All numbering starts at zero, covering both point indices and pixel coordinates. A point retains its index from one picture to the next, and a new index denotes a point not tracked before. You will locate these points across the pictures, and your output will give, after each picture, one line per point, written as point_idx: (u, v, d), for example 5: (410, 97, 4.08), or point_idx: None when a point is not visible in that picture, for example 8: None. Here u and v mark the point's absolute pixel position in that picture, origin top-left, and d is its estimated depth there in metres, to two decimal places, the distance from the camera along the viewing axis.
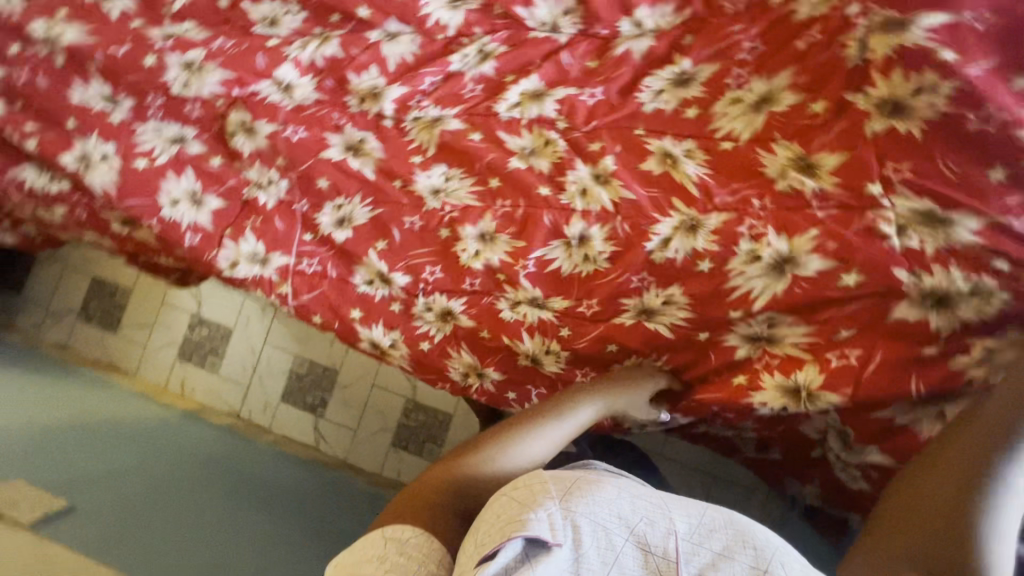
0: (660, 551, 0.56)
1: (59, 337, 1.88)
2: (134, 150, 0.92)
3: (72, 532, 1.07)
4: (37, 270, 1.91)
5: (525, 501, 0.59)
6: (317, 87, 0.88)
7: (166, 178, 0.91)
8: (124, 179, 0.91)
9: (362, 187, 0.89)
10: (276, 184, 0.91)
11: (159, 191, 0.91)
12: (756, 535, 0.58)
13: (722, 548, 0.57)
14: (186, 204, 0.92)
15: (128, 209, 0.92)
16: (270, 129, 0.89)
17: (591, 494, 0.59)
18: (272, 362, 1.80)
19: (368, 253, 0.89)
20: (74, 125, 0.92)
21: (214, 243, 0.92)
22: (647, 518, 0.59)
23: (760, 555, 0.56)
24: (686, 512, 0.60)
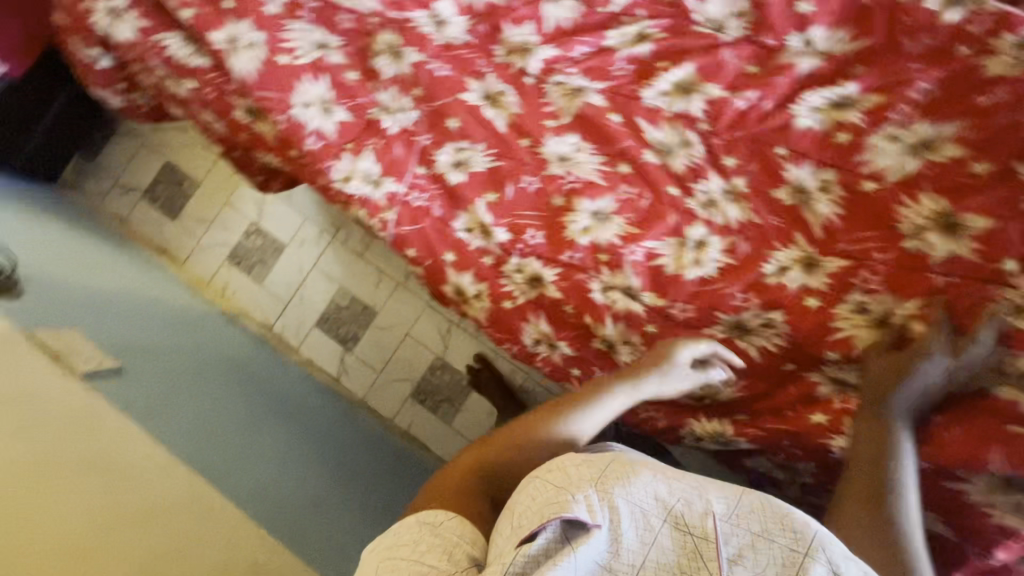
0: (698, 532, 0.54)
1: (121, 209, 1.90)
2: (280, 45, 0.91)
3: (118, 392, 1.10)
4: (115, 140, 1.92)
5: (564, 480, 0.59)
6: (469, 29, 0.89)
7: (303, 79, 0.91)
8: (265, 70, 0.90)
9: (488, 136, 0.89)
10: (404, 112, 0.91)
11: (294, 91, 0.91)
12: (793, 517, 0.55)
13: (761, 529, 0.55)
14: (317, 109, 0.91)
15: (259, 99, 0.92)
16: (416, 58, 0.90)
17: (625, 474, 0.59)
18: (316, 286, 1.81)
19: (477, 201, 0.91)
20: (230, 5, 0.92)
21: (333, 154, 0.93)
22: (683, 496, 0.57)
23: (798, 539, 0.54)
24: (724, 493, 0.58)
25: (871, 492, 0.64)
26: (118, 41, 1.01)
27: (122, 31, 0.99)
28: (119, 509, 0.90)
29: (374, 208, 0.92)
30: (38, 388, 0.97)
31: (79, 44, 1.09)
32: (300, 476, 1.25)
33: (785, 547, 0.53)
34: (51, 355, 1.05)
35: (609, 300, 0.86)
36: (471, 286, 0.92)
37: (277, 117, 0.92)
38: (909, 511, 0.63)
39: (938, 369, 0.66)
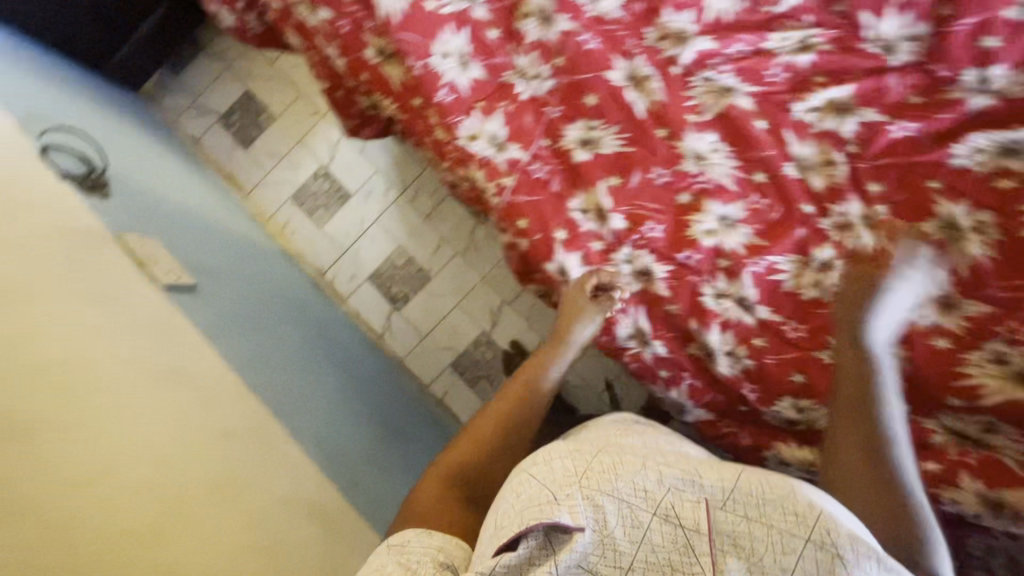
0: (687, 524, 0.56)
1: (195, 131, 1.89)
2: None
3: (196, 309, 1.09)
4: (201, 61, 1.90)
5: (548, 482, 0.61)
6: (625, 6, 0.86)
7: (445, 29, 0.88)
8: (410, 12, 0.87)
9: (624, 119, 0.86)
10: (540, 80, 0.89)
11: (435, 39, 0.88)
12: (796, 498, 0.55)
13: (757, 514, 0.55)
14: (454, 61, 0.89)
15: (397, 41, 0.88)
16: (566, 26, 0.86)
17: (614, 466, 0.61)
18: (375, 241, 1.79)
19: (598, 184, 0.88)
20: None
21: (463, 109, 0.90)
22: (674, 486, 0.58)
23: (800, 518, 0.54)
24: (718, 478, 0.58)
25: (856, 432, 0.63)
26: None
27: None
28: (205, 429, 0.89)
29: (492, 171, 0.90)
30: (127, 295, 0.98)
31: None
32: (348, 425, 1.23)
33: (781, 532, 0.53)
34: (138, 263, 1.05)
35: (718, 307, 0.84)
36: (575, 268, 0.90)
37: (412, 62, 0.89)
38: (901, 445, 0.61)
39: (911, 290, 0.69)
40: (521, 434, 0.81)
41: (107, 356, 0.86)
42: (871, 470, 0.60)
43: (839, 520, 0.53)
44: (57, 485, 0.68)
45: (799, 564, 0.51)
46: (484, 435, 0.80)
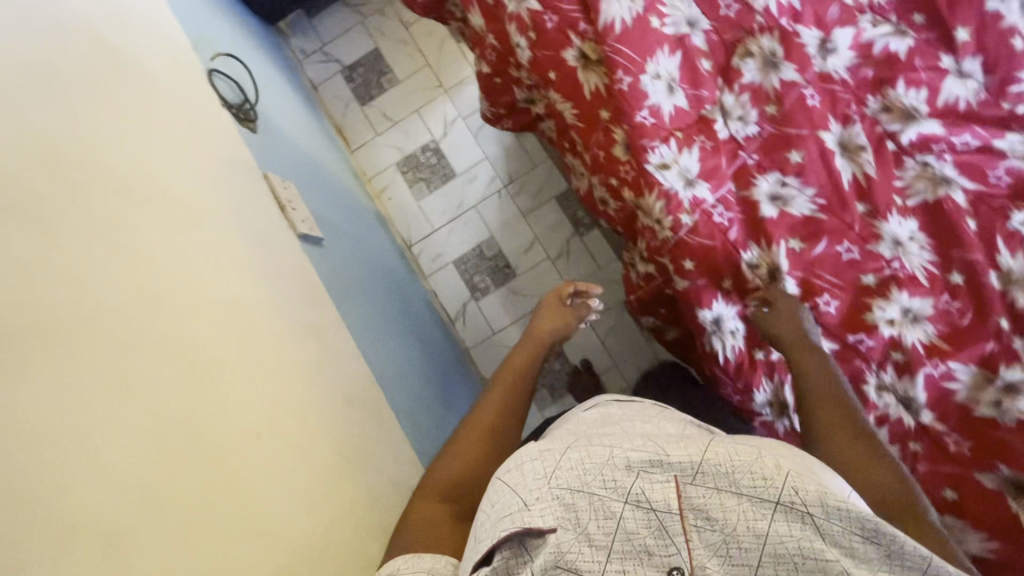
0: (659, 506, 0.51)
1: (316, 76, 1.87)
2: (656, 7, 0.85)
3: (322, 265, 1.09)
4: (339, 9, 1.89)
5: (518, 486, 0.55)
6: (854, 69, 0.83)
7: (662, 49, 0.85)
8: (632, 25, 0.83)
9: (826, 184, 0.83)
10: (744, 124, 0.86)
11: (651, 59, 0.84)
12: (763, 461, 0.52)
13: (727, 483, 0.51)
14: (663, 85, 0.85)
15: (610, 51, 0.84)
16: (792, 76, 0.82)
17: (587, 451, 0.56)
18: (468, 226, 1.76)
19: (779, 243, 0.83)
20: None
21: (661, 137, 0.85)
22: (642, 469, 0.53)
23: (769, 482, 0.50)
24: (685, 452, 0.54)
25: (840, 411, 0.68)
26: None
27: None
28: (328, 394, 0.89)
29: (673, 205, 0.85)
30: (268, 238, 0.97)
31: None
32: (430, 413, 1.20)
33: (751, 499, 0.50)
34: (278, 207, 1.05)
35: (879, 401, 0.80)
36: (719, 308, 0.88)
37: (620, 78, 0.84)
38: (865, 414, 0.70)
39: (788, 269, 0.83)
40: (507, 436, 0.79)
41: (253, 303, 0.86)
42: (882, 467, 0.60)
43: (805, 477, 0.51)
44: (238, 436, 0.70)
45: (772, 528, 0.48)
46: (473, 441, 0.77)
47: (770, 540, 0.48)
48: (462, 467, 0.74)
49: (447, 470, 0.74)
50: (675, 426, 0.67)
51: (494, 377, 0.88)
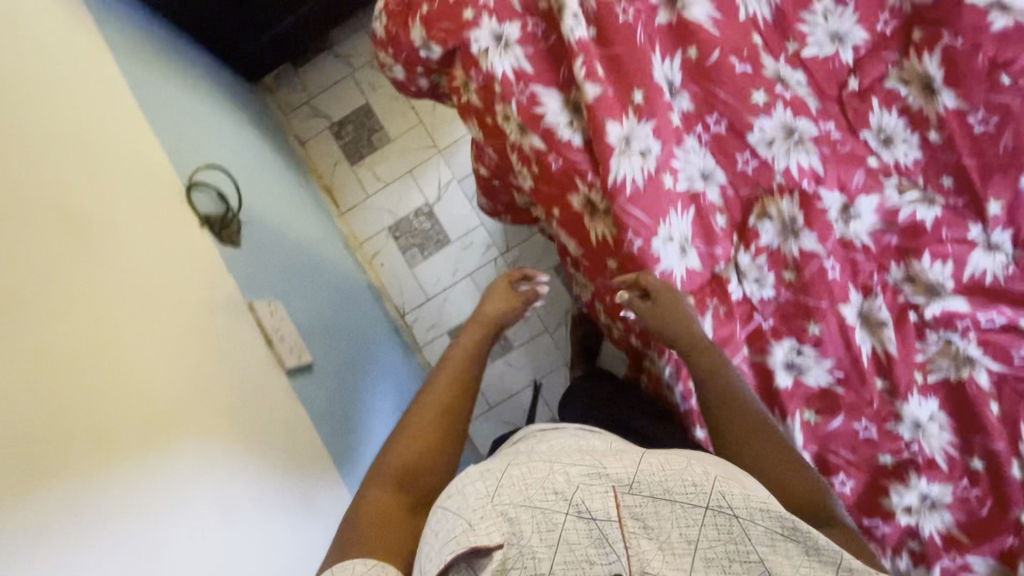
0: (599, 515, 0.51)
1: (304, 132, 1.78)
2: (669, 164, 0.79)
3: (309, 396, 1.04)
4: (325, 60, 1.79)
5: (462, 509, 0.53)
6: (876, 235, 0.78)
7: (674, 209, 0.79)
8: (644, 187, 0.78)
9: (845, 356, 0.78)
10: (760, 285, 0.81)
11: (663, 220, 0.79)
12: (691, 470, 0.54)
13: (661, 491, 0.53)
14: (676, 248, 0.80)
15: (620, 213, 0.78)
16: (812, 246, 0.77)
17: (524, 467, 0.55)
18: (464, 294, 1.69)
19: (794, 415, 0.79)
20: (639, 100, 0.78)
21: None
22: (581, 482, 0.53)
23: (698, 488, 0.53)
24: (622, 464, 0.55)
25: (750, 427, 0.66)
26: (483, 69, 0.84)
27: (498, 60, 0.83)
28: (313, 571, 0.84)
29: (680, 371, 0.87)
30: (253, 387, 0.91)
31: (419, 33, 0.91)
32: None
33: (682, 506, 0.52)
34: (266, 341, 1.00)
35: None
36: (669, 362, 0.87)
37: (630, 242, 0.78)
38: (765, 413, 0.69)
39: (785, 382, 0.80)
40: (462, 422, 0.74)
41: (241, 488, 0.80)
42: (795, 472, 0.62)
43: (728, 480, 0.54)
44: None
45: (701, 532, 0.51)
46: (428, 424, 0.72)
47: (701, 543, 0.50)
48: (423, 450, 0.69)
49: (400, 452, 0.68)
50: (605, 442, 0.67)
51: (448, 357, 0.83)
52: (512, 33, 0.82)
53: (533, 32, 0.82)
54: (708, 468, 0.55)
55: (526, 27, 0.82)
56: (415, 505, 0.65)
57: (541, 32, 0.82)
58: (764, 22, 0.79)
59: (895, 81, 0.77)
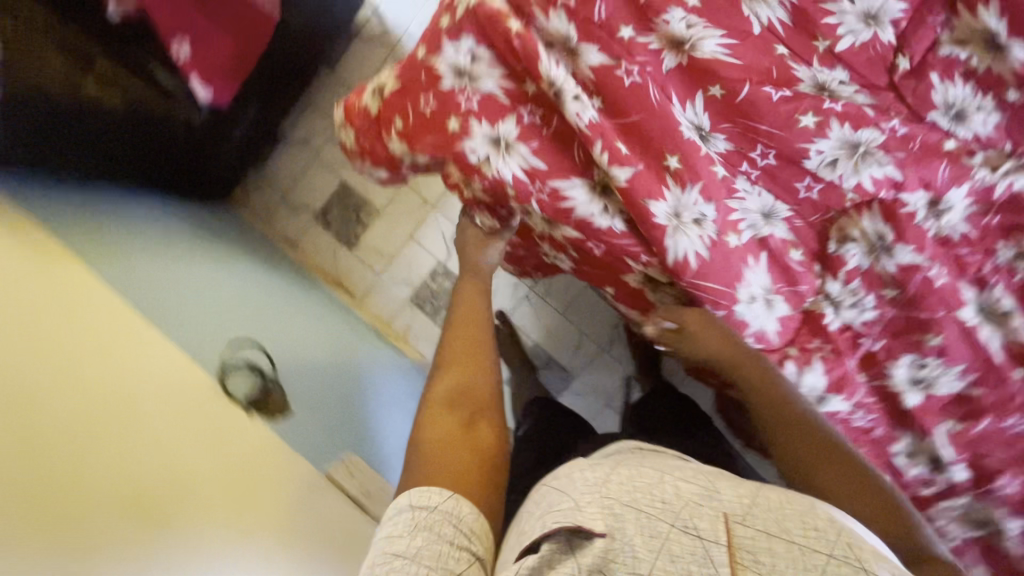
0: (705, 534, 0.46)
1: (290, 231, 1.67)
2: (729, 221, 0.71)
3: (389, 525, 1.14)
4: (283, 149, 1.67)
5: (568, 490, 0.53)
6: (973, 220, 0.69)
7: (747, 265, 0.72)
8: (711, 257, 0.70)
9: (974, 357, 0.72)
10: (860, 309, 0.73)
11: (739, 282, 0.71)
12: (815, 515, 0.48)
13: (777, 529, 0.46)
14: (762, 305, 0.73)
15: (693, 289, 0.72)
16: (909, 258, 0.69)
17: (633, 476, 0.52)
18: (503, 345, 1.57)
19: (935, 431, 0.73)
20: (676, 164, 0.69)
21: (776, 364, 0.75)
22: (693, 498, 0.49)
23: (819, 529, 0.46)
24: (736, 492, 0.50)
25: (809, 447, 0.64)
26: (490, 177, 0.75)
27: (504, 165, 0.74)
28: None
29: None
30: None
31: (402, 150, 0.82)
32: None
33: (799, 543, 0.45)
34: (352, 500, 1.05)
35: None
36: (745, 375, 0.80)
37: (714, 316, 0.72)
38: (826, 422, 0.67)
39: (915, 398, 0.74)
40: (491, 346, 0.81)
41: None
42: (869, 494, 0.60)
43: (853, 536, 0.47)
44: None
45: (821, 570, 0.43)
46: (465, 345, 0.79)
47: None
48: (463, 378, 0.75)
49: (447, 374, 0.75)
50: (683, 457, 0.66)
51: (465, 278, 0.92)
52: (510, 131, 0.73)
53: (532, 122, 0.73)
54: (833, 519, 0.49)
55: (523, 119, 0.73)
56: (471, 419, 0.71)
57: (540, 118, 0.73)
58: (786, 27, 0.67)
59: (951, 46, 0.67)
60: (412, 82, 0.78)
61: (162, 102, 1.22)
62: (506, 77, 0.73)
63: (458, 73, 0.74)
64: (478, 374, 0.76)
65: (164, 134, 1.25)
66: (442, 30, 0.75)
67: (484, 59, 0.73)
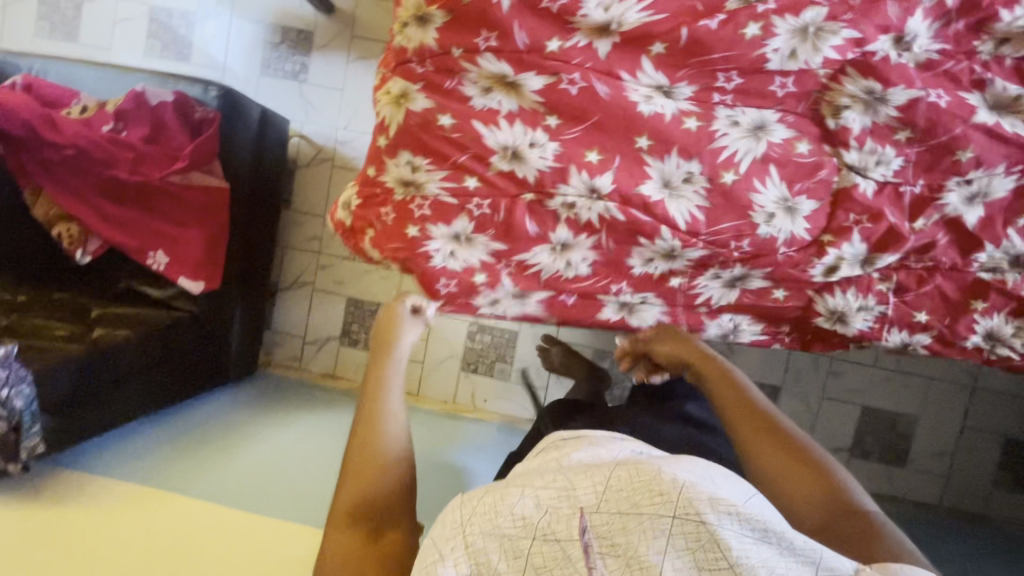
0: (562, 536, 0.52)
1: (326, 366, 1.68)
2: (721, 163, 0.74)
3: None
4: (284, 297, 1.69)
5: (438, 539, 0.58)
6: (944, 35, 0.70)
7: (755, 189, 0.75)
8: (715, 200, 0.75)
9: (1010, 152, 0.72)
10: (887, 161, 0.74)
11: (751, 208, 0.75)
12: (660, 479, 0.52)
13: (629, 506, 0.51)
14: (782, 216, 0.76)
15: (715, 234, 0.77)
16: (907, 95, 0.71)
17: (491, 511, 0.56)
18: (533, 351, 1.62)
19: (1008, 234, 0.76)
20: (647, 143, 0.74)
21: (816, 256, 0.77)
22: (550, 505, 0.54)
23: (664, 496, 0.51)
24: (590, 482, 0.54)
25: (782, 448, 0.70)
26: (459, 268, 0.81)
27: (471, 254, 0.81)
28: None
29: (866, 286, 0.80)
30: None
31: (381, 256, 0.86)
32: None
33: (649, 517, 0.50)
34: None
35: None
36: (729, 268, 0.80)
37: (724, 263, 0.80)
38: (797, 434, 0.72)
39: (976, 214, 0.75)
40: (394, 445, 0.72)
41: None
42: (816, 496, 0.66)
43: (698, 486, 0.51)
44: None
45: (669, 542, 0.49)
46: (373, 447, 0.71)
47: (667, 554, 0.49)
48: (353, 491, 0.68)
49: (357, 480, 0.68)
50: (608, 441, 0.68)
51: (376, 346, 0.86)
52: (465, 227, 0.79)
53: (482, 215, 0.78)
54: (679, 477, 0.52)
55: (473, 214, 0.78)
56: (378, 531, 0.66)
57: (488, 208, 0.78)
58: None
59: None
60: (372, 200, 0.83)
61: (155, 310, 1.23)
62: (448, 179, 0.77)
63: (406, 184, 0.79)
64: (381, 486, 0.68)
65: (183, 337, 1.23)
66: (381, 151, 0.79)
67: (424, 167, 0.77)
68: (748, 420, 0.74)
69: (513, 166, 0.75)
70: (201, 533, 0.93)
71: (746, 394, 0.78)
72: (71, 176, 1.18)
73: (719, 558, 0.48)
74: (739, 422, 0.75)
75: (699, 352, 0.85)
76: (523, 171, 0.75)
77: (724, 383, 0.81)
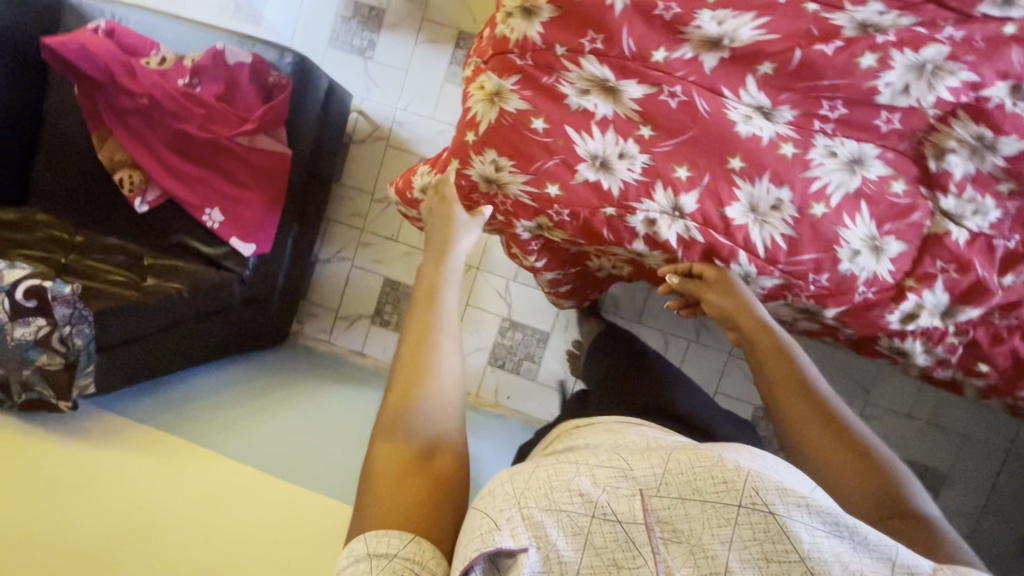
0: (624, 517, 0.49)
1: (355, 343, 1.68)
2: (812, 194, 0.72)
3: None
4: (323, 270, 1.69)
5: (488, 510, 0.52)
6: None
7: (844, 225, 0.72)
8: (802, 231, 0.73)
9: None
10: (983, 212, 0.72)
11: (837, 242, 0.73)
12: (725, 464, 0.49)
13: (690, 491, 0.49)
14: (867, 254, 0.73)
15: (793, 264, 0.75)
16: (1016, 147, 0.69)
17: (545, 482, 0.52)
18: (562, 356, 1.61)
19: None
20: (739, 165, 0.71)
21: (894, 299, 0.76)
22: (608, 483, 0.51)
23: (730, 483, 0.48)
24: (649, 463, 0.52)
25: (837, 439, 0.63)
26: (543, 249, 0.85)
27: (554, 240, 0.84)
28: None
29: (938, 337, 0.78)
30: None
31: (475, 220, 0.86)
32: None
33: (712, 504, 0.48)
34: None
35: None
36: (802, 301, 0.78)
37: (799, 296, 0.78)
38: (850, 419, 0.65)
39: None
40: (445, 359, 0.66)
41: None
42: (872, 485, 0.60)
43: (762, 473, 0.49)
44: None
45: (735, 533, 0.46)
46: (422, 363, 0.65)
47: (734, 543, 0.46)
48: (407, 411, 0.62)
49: (407, 397, 0.63)
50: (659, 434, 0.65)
51: (427, 255, 0.78)
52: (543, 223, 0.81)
53: (561, 220, 0.78)
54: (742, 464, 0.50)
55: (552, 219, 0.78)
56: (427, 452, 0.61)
57: (567, 216, 0.77)
58: None
59: None
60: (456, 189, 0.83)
61: (206, 268, 1.20)
62: (530, 182, 0.75)
63: (488, 180, 0.79)
64: (431, 405, 0.63)
65: (224, 303, 1.21)
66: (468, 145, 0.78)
67: (508, 167, 0.76)
68: (800, 404, 0.67)
69: (599, 175, 0.74)
70: (231, 487, 0.94)
71: (801, 369, 0.69)
72: (144, 126, 1.21)
73: (789, 550, 0.45)
74: (788, 405, 0.68)
75: (756, 316, 0.75)
76: (608, 182, 0.74)
77: (777, 355, 0.71)
